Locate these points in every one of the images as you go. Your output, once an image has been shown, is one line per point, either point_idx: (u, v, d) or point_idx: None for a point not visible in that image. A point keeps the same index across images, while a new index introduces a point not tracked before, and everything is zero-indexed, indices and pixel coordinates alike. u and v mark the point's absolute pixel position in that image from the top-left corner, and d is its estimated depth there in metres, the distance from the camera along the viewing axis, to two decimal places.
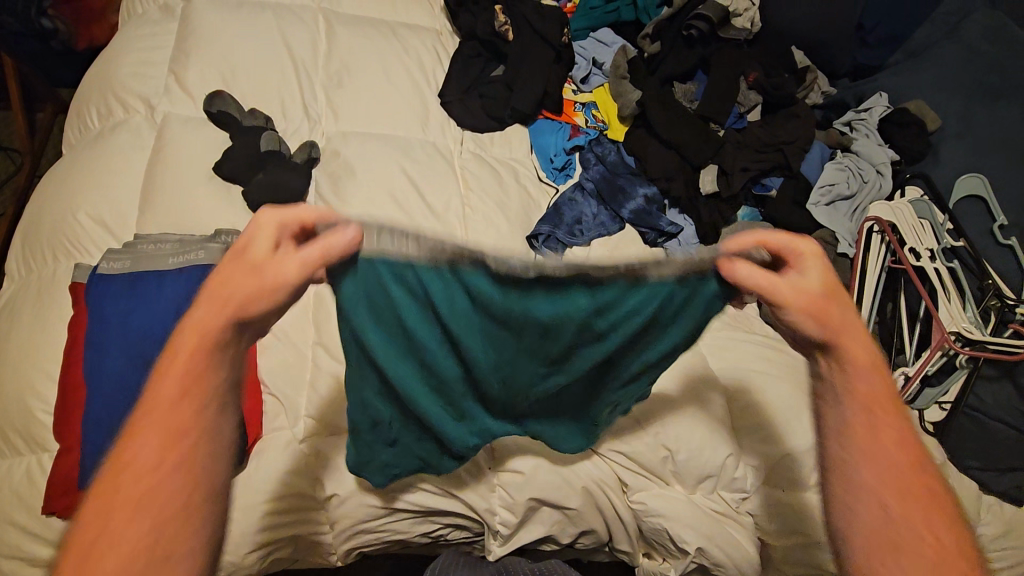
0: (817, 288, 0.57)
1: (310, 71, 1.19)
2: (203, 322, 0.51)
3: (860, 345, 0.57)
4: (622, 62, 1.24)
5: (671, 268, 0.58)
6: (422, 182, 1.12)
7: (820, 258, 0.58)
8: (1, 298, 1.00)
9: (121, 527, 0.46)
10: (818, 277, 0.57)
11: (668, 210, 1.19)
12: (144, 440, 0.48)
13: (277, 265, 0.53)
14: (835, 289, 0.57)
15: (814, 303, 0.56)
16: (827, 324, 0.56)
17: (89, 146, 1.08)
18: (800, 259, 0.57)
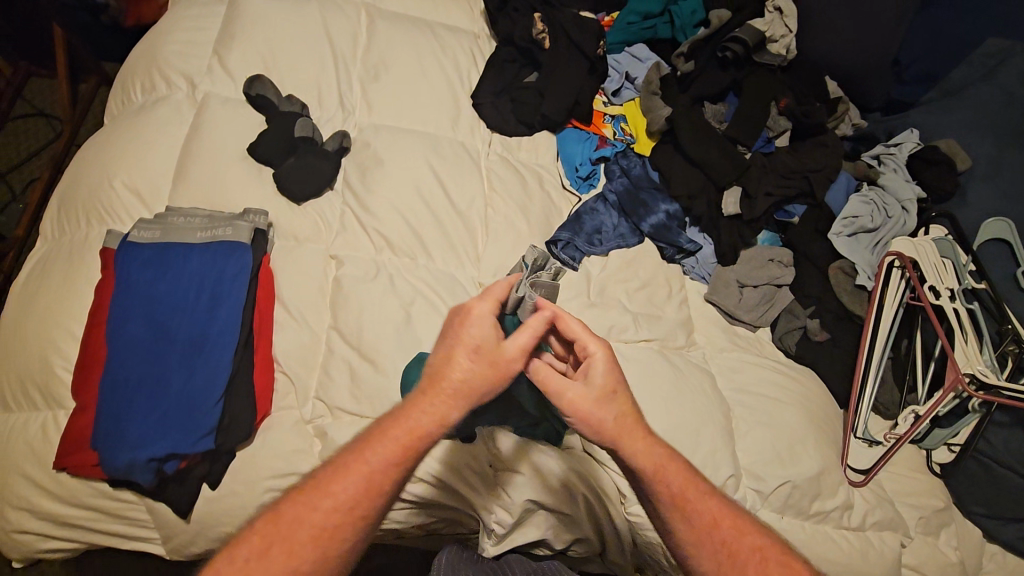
0: (600, 391, 0.67)
1: (349, 63, 1.22)
2: (439, 409, 0.64)
3: (640, 442, 0.67)
4: (654, 78, 1.24)
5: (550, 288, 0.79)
6: (448, 178, 1.14)
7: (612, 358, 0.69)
8: (33, 257, 1.03)
9: (290, 556, 0.58)
10: (605, 378, 0.67)
11: (688, 227, 1.21)
12: (344, 488, 0.61)
13: (484, 352, 0.66)
14: (619, 390, 0.68)
15: (593, 406, 0.66)
16: (608, 424, 0.66)
17: (130, 118, 1.12)
18: (593, 358, 0.68)
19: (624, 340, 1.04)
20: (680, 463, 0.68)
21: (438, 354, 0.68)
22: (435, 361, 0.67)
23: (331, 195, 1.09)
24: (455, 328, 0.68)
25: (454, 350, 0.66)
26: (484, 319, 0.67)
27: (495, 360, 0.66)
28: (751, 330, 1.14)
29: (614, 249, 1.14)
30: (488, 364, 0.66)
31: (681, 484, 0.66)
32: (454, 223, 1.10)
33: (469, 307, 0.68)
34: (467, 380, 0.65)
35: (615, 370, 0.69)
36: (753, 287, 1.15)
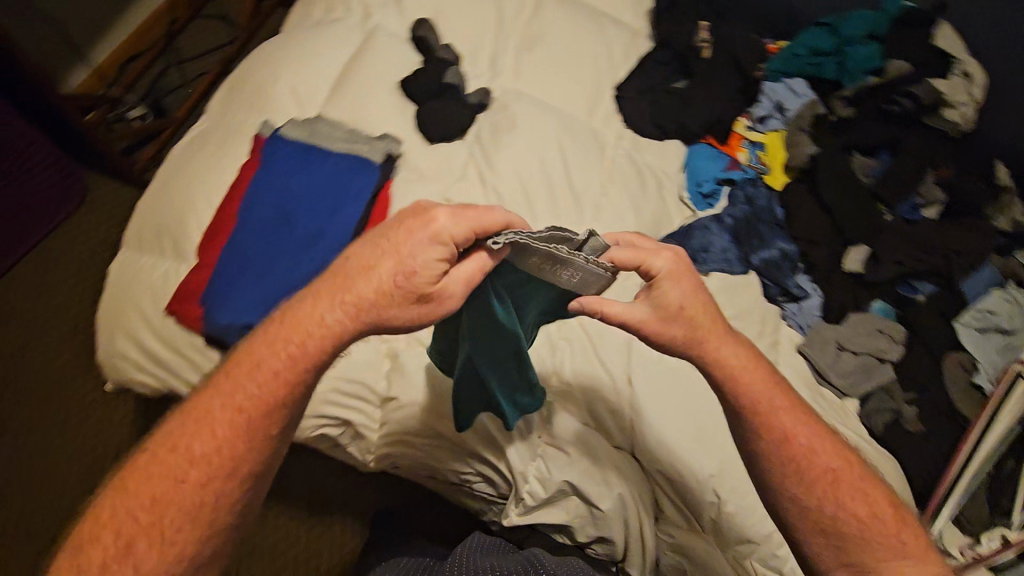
0: (667, 309, 0.71)
1: (509, 29, 1.26)
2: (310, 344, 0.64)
3: (723, 348, 0.73)
4: (807, 114, 1.20)
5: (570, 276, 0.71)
6: (573, 159, 1.15)
7: (677, 278, 0.72)
8: (194, 128, 1.14)
9: (168, 535, 0.60)
10: (672, 293, 0.72)
11: (799, 273, 1.13)
12: (205, 448, 0.61)
13: (413, 282, 0.62)
14: (687, 305, 0.72)
15: (658, 323, 0.71)
16: (676, 338, 0.72)
17: (304, 30, 1.21)
18: (659, 277, 0.72)
19: None
20: (752, 356, 0.75)
21: (352, 271, 0.64)
22: (346, 279, 0.64)
23: (460, 144, 1.13)
24: (394, 248, 0.63)
25: (364, 274, 0.63)
26: (426, 243, 0.62)
27: (418, 294, 0.62)
28: (838, 395, 1.07)
29: (716, 270, 1.10)
30: (408, 293, 0.62)
31: (761, 392, 0.73)
32: (567, 202, 1.12)
33: (418, 225, 0.63)
34: (377, 302, 0.63)
35: (682, 288, 0.72)
36: (853, 353, 1.07)
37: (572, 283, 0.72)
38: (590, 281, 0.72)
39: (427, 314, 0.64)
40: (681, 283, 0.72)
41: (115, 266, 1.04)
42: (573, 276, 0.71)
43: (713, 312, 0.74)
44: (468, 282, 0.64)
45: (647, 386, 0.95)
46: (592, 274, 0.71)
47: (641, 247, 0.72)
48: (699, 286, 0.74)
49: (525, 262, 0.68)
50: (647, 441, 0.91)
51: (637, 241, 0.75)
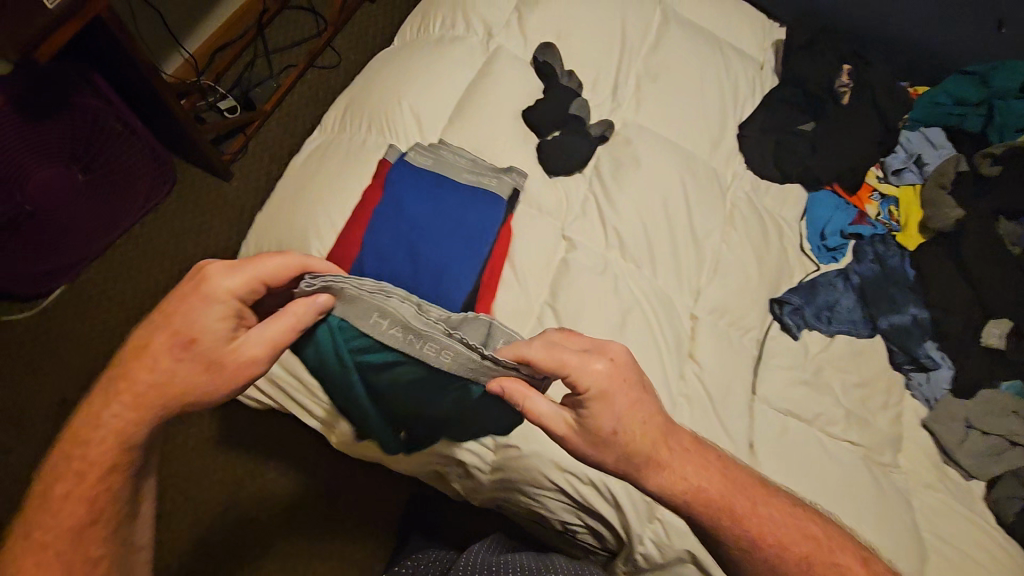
0: (591, 432, 0.64)
1: (632, 57, 1.20)
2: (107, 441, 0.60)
3: (666, 473, 0.64)
4: (950, 171, 1.12)
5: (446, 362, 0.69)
6: (694, 203, 1.11)
7: (607, 392, 0.63)
8: (313, 143, 1.14)
9: None
10: (610, 414, 0.63)
11: (929, 342, 1.07)
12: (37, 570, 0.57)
13: (213, 351, 0.62)
14: (622, 431, 0.64)
15: (586, 445, 0.65)
16: (616, 463, 0.65)
17: (426, 49, 1.18)
18: (587, 395, 0.63)
19: (829, 433, 0.96)
20: (690, 452, 0.66)
21: (129, 364, 0.61)
22: (125, 370, 0.61)
23: (578, 178, 1.10)
24: (172, 323, 0.62)
25: (146, 361, 0.61)
26: (203, 308, 0.62)
27: (212, 365, 0.62)
28: (965, 478, 1.01)
29: (840, 332, 1.05)
30: (204, 362, 0.62)
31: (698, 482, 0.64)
32: (688, 249, 1.07)
33: (194, 289, 0.63)
34: (165, 379, 0.61)
35: (617, 409, 0.64)
36: (984, 434, 1.01)
37: (445, 365, 0.69)
38: (469, 366, 0.69)
39: (225, 385, 0.63)
40: (621, 404, 0.64)
41: None
42: (442, 355, 0.69)
43: (658, 426, 0.66)
44: (271, 343, 0.65)
45: (773, 461, 0.92)
46: (464, 357, 0.69)
47: (567, 352, 0.64)
48: (638, 398, 0.65)
49: (384, 326, 0.70)
50: None
51: (564, 340, 0.68)
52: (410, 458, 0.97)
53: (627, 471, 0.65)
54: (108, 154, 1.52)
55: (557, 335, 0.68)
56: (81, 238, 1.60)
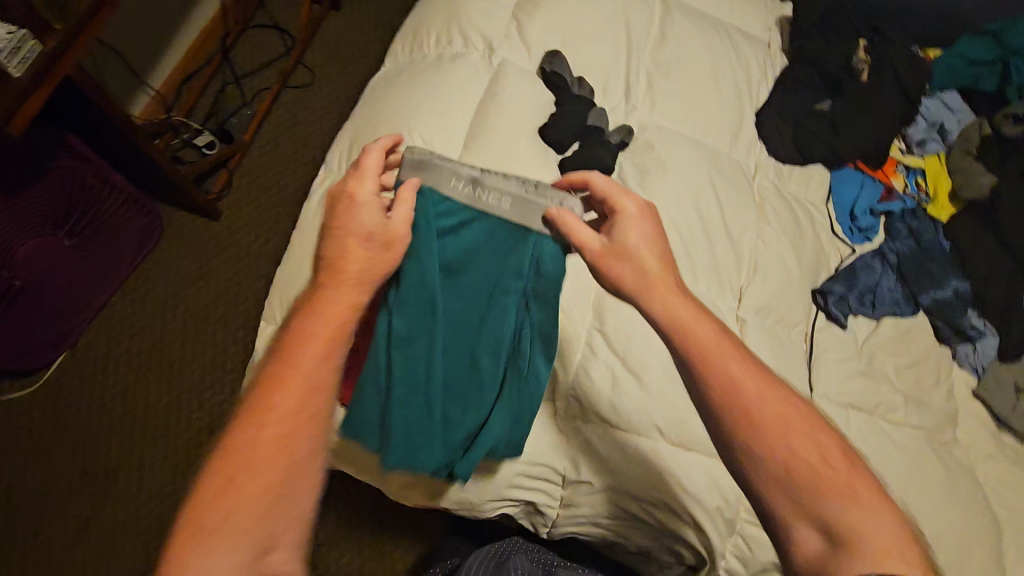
0: (618, 245, 0.70)
1: (639, 55, 1.17)
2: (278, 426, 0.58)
3: (667, 295, 0.67)
4: (973, 136, 1.13)
5: (513, 202, 0.74)
6: (725, 199, 1.08)
7: (646, 221, 0.72)
8: (321, 186, 1.07)
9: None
10: (635, 233, 0.71)
11: (969, 311, 1.07)
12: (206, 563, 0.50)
13: (385, 228, 0.70)
14: (645, 248, 0.70)
15: (613, 260, 0.70)
16: (626, 278, 0.69)
17: (427, 71, 1.12)
18: (621, 214, 0.72)
19: (890, 419, 0.96)
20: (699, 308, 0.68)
21: (333, 254, 0.68)
22: (334, 258, 0.68)
23: None
24: (347, 212, 0.69)
25: (343, 247, 0.68)
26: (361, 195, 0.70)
27: (392, 243, 0.70)
28: (1021, 441, 1.01)
29: (886, 314, 1.05)
30: (382, 243, 0.70)
31: (693, 322, 0.66)
32: (725, 250, 1.05)
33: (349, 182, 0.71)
34: (365, 262, 0.68)
35: (642, 232, 0.71)
36: None
37: (507, 210, 0.75)
38: (530, 202, 0.75)
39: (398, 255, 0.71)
40: (649, 228, 0.72)
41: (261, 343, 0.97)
42: (503, 199, 0.74)
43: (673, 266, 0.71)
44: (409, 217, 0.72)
45: None
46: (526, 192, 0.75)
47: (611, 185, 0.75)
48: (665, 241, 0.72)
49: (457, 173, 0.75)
50: None
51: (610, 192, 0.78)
52: (470, 511, 0.91)
53: (636, 288, 0.69)
54: (94, 210, 1.38)
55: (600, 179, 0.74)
56: (71, 303, 1.39)
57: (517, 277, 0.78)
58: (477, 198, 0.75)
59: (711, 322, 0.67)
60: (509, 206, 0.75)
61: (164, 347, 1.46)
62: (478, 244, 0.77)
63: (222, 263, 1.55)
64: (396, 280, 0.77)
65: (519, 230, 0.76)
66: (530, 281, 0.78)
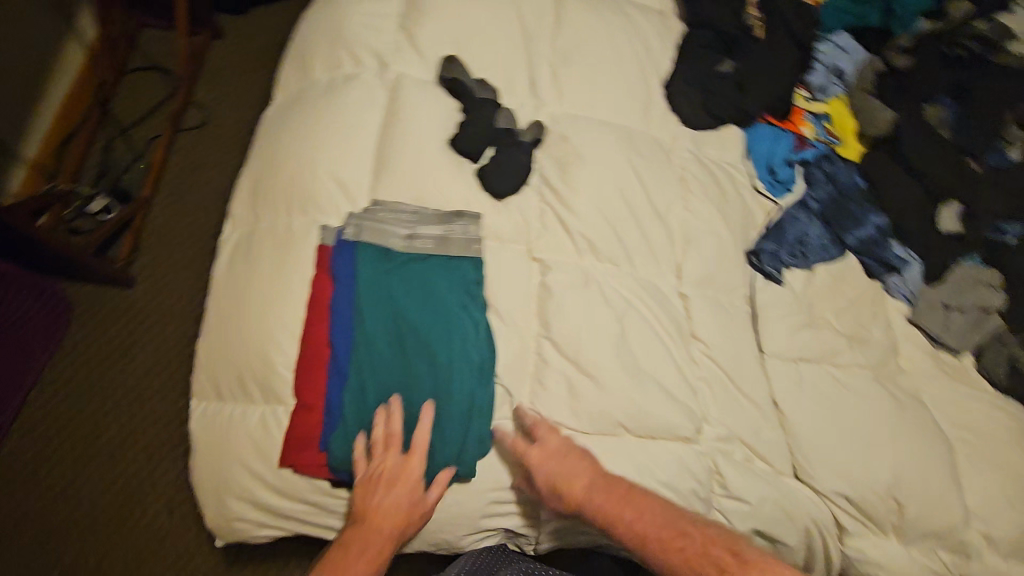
0: (548, 474, 0.82)
1: (538, 45, 1.13)
2: None
3: (600, 503, 0.80)
4: (868, 75, 1.15)
5: (436, 236, 0.92)
6: (647, 179, 1.08)
7: (545, 453, 0.83)
8: (230, 241, 1.00)
9: None
10: (539, 470, 0.82)
11: (893, 242, 1.10)
12: None
13: (415, 502, 0.80)
14: (564, 465, 0.82)
15: (550, 485, 0.81)
16: (564, 507, 0.82)
17: (320, 98, 1.05)
18: (537, 437, 0.84)
19: (837, 364, 0.99)
20: (612, 492, 0.80)
21: (371, 515, 0.79)
22: (367, 519, 0.79)
23: (527, 192, 1.03)
24: (383, 479, 0.80)
25: (380, 514, 0.79)
26: (400, 459, 0.81)
27: (413, 512, 0.80)
28: (954, 356, 1.07)
29: (819, 263, 1.07)
30: (407, 507, 0.80)
31: (613, 510, 0.79)
32: (656, 230, 1.05)
33: (387, 445, 0.81)
34: (390, 518, 0.79)
35: (547, 464, 0.82)
36: (960, 310, 1.08)
37: (431, 247, 0.91)
38: (448, 237, 0.93)
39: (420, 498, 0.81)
40: (546, 456, 0.83)
41: (196, 422, 0.90)
42: (427, 235, 0.92)
43: (589, 479, 0.81)
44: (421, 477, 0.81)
45: (795, 410, 0.95)
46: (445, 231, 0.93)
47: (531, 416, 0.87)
48: (571, 461, 0.82)
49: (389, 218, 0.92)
50: (817, 466, 0.91)
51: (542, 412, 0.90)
52: (452, 548, 0.89)
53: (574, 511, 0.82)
54: None
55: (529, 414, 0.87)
56: None
57: (458, 295, 0.90)
58: (402, 235, 0.91)
59: (623, 504, 0.80)
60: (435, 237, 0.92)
61: (100, 438, 1.33)
62: (419, 273, 0.90)
63: (149, 334, 1.44)
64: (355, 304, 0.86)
65: (448, 259, 0.91)
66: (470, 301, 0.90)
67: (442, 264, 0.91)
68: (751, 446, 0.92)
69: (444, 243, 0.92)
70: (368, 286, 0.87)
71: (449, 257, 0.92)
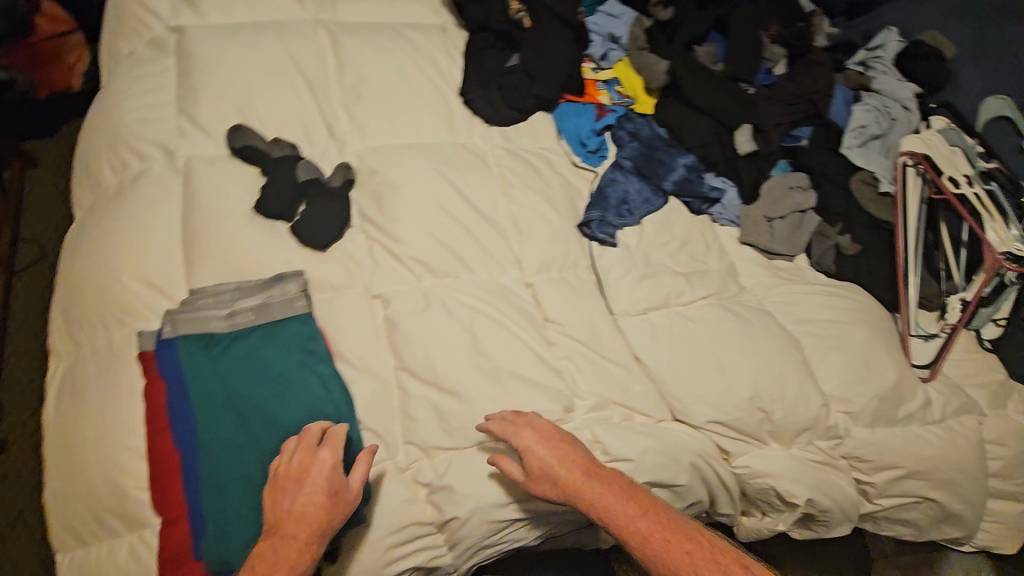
0: (542, 465, 0.82)
1: (327, 90, 1.14)
2: None
3: (596, 492, 0.80)
4: (639, 34, 1.22)
5: (255, 302, 0.90)
6: (466, 186, 1.10)
7: (535, 436, 0.84)
8: (57, 378, 0.94)
9: None
10: (530, 454, 0.82)
11: (705, 175, 1.19)
12: None
13: (333, 496, 0.76)
14: (554, 456, 0.82)
15: (545, 474, 0.81)
16: (553, 496, 0.81)
17: (113, 205, 1.01)
18: (523, 427, 0.85)
19: (682, 303, 1.05)
20: (614, 486, 0.80)
21: (286, 523, 0.74)
22: (285, 521, 0.74)
23: (351, 234, 1.03)
24: (295, 476, 0.77)
25: (294, 518, 0.74)
26: (310, 455, 0.78)
27: (336, 501, 0.76)
28: (790, 260, 1.16)
29: (645, 215, 1.13)
30: (329, 494, 0.76)
31: (616, 505, 0.79)
32: (486, 231, 1.07)
33: (299, 444, 0.79)
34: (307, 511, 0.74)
35: (539, 449, 0.83)
36: (781, 218, 1.16)
37: (253, 318, 0.90)
38: (268, 301, 0.91)
39: (338, 485, 0.77)
40: (536, 438, 0.84)
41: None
42: (245, 308, 0.90)
43: (580, 461, 0.83)
44: (335, 462, 0.78)
45: (656, 358, 0.99)
46: (263, 295, 0.91)
47: (513, 414, 0.88)
48: (560, 444, 0.84)
49: (202, 302, 0.89)
50: (688, 404, 0.95)
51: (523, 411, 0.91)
52: None
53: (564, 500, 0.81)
54: None
55: (507, 413, 0.88)
56: None
57: (294, 353, 0.88)
58: (219, 314, 0.88)
59: (625, 498, 0.79)
60: (254, 307, 0.90)
61: None
62: (248, 345, 0.88)
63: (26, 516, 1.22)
64: (186, 399, 0.83)
65: (274, 324, 0.90)
66: (308, 355, 0.89)
67: (268, 330, 0.89)
68: (624, 405, 0.96)
69: (265, 309, 0.90)
70: (195, 379, 0.84)
71: (275, 322, 0.90)
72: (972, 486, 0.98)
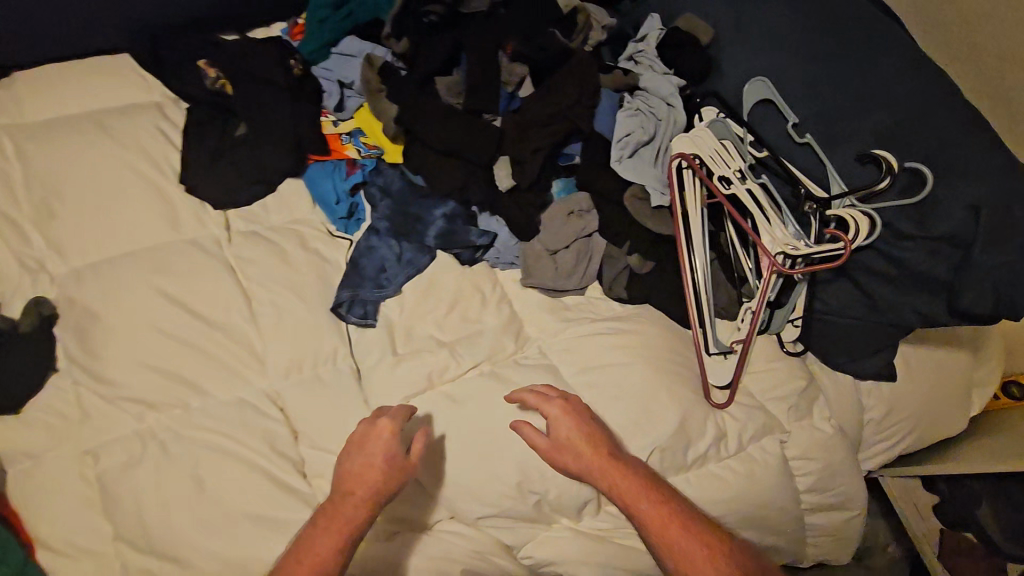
0: (562, 436, 0.83)
1: (14, 212, 0.98)
2: (322, 548, 0.72)
3: (614, 468, 0.81)
4: (370, 74, 1.08)
5: None
6: (191, 296, 0.96)
7: (563, 408, 0.85)
8: None
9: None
10: (554, 424, 0.83)
11: (474, 218, 1.07)
12: None
13: (391, 466, 0.78)
14: (581, 424, 0.84)
15: (562, 447, 0.82)
16: (573, 469, 0.82)
17: None
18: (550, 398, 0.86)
19: (448, 380, 0.95)
20: (633, 473, 0.81)
21: (345, 482, 0.77)
22: (345, 483, 0.77)
23: (52, 384, 0.89)
24: (358, 444, 0.80)
25: (350, 477, 0.77)
26: (373, 427, 0.81)
27: (399, 468, 0.79)
28: (581, 293, 1.05)
29: (405, 281, 1.01)
30: (390, 463, 0.78)
31: (636, 488, 0.80)
32: (220, 342, 0.94)
33: (372, 419, 0.83)
34: (367, 477, 0.77)
35: (565, 422, 0.83)
36: (564, 249, 1.04)
37: None
38: None
39: (397, 453, 0.79)
40: (562, 412, 0.84)
41: None
42: None
43: (604, 439, 0.83)
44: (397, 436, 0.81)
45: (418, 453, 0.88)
46: None
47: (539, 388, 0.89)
48: (587, 420, 0.85)
49: None
50: (458, 501, 0.86)
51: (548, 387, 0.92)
52: None
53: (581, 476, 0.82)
54: None
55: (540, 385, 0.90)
56: None
57: None
58: None
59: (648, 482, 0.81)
60: None
61: None
62: None
63: None
64: None
65: None
66: None
67: None
68: (389, 518, 0.86)
69: None
70: None
71: None
72: (777, 512, 0.95)
